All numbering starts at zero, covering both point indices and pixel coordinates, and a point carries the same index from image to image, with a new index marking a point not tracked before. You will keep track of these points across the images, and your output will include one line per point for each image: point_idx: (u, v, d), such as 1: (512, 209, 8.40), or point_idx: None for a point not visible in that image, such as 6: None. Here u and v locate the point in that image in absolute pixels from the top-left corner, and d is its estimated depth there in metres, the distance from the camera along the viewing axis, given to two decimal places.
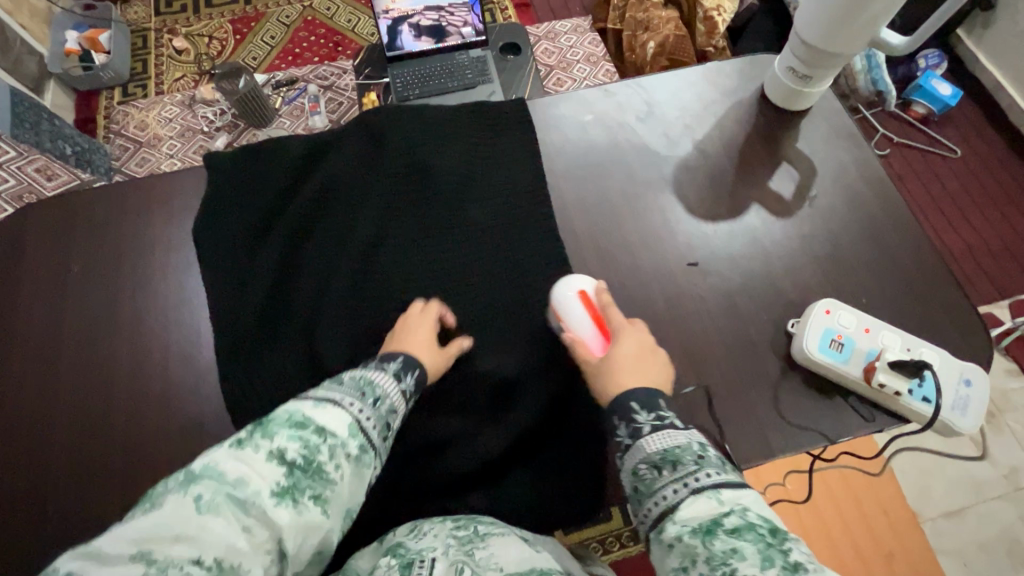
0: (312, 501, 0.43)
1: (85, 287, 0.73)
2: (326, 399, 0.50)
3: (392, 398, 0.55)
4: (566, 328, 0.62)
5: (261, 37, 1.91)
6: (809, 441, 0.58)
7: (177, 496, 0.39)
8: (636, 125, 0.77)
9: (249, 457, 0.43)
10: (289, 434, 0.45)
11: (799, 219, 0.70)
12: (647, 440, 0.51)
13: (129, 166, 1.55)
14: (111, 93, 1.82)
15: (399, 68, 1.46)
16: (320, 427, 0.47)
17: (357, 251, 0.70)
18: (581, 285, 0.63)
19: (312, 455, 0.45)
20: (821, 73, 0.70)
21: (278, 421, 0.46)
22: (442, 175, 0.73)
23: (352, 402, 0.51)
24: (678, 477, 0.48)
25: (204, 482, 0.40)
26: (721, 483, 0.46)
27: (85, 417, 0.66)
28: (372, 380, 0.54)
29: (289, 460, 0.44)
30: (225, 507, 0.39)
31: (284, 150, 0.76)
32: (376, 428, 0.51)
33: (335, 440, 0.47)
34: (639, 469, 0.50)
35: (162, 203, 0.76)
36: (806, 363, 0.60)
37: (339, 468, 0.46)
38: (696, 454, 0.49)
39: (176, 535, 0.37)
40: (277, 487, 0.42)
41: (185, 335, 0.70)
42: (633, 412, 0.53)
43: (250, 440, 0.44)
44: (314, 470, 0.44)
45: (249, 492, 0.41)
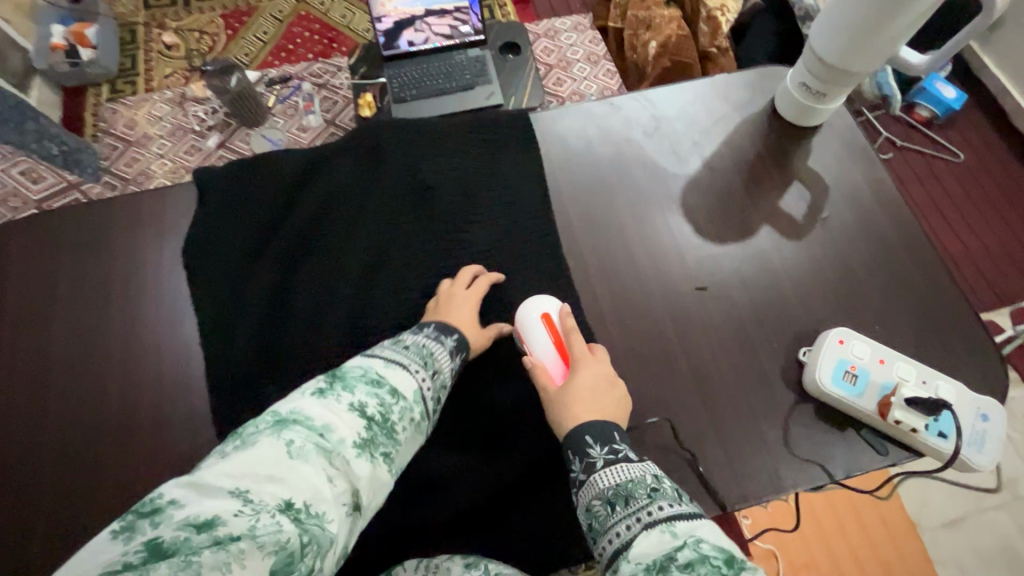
0: (383, 456, 0.45)
1: (67, 307, 0.69)
2: (396, 361, 0.52)
3: (449, 370, 0.56)
4: (528, 352, 0.61)
5: (254, 32, 1.86)
6: (821, 476, 0.57)
7: (270, 439, 0.40)
8: (643, 140, 0.74)
9: (331, 408, 0.45)
10: (366, 392, 0.47)
11: (811, 241, 0.68)
12: (599, 476, 0.49)
13: (118, 166, 1.47)
14: (98, 89, 1.76)
15: (395, 67, 1.42)
16: (394, 388, 0.49)
17: (355, 272, 0.67)
18: (546, 308, 0.62)
19: (386, 413, 0.47)
20: (836, 91, 0.67)
21: (353, 378, 0.48)
22: (443, 192, 0.70)
23: (418, 368, 0.53)
24: (632, 512, 0.45)
25: (293, 429, 0.42)
26: (674, 515, 0.44)
27: (66, 449, 0.62)
28: (434, 350, 0.56)
29: (367, 415, 0.46)
30: (313, 455, 0.40)
31: (278, 165, 0.73)
32: (436, 397, 0.53)
33: (404, 402, 0.49)
34: (593, 505, 0.48)
35: (150, 220, 0.72)
36: (819, 396, 0.59)
37: (405, 431, 0.48)
38: (649, 488, 0.46)
39: (269, 475, 0.38)
40: (357, 440, 0.43)
41: (175, 359, 0.66)
42: (587, 445, 0.51)
43: (331, 394, 0.46)
44: (386, 429, 0.46)
45: (333, 443, 0.42)
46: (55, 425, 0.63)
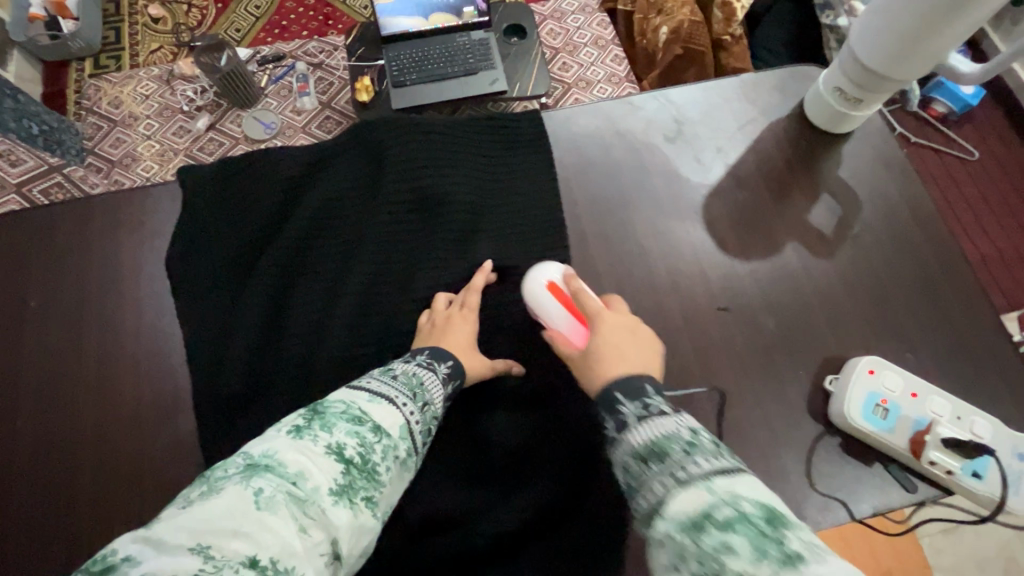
0: (365, 502, 0.40)
1: (48, 315, 0.65)
2: (381, 395, 0.48)
3: (439, 401, 0.52)
4: (545, 326, 0.58)
5: (246, 5, 1.77)
6: (844, 512, 0.54)
7: (239, 486, 0.36)
8: (663, 145, 0.69)
9: (308, 449, 0.40)
10: (347, 429, 0.43)
11: (839, 259, 0.64)
12: (634, 434, 0.43)
13: (103, 147, 1.40)
14: (82, 64, 1.68)
15: (393, 48, 1.35)
16: (376, 425, 0.45)
17: (355, 284, 0.63)
18: (549, 275, 0.58)
19: (368, 453, 0.42)
20: (873, 97, 0.62)
21: (334, 413, 0.44)
22: (450, 198, 0.65)
23: (405, 401, 0.48)
24: (666, 467, 0.39)
25: (265, 475, 0.37)
26: (714, 469, 0.37)
27: (49, 470, 0.59)
28: (424, 381, 0.51)
29: (347, 457, 0.41)
30: (285, 504, 0.36)
31: (270, 163, 0.68)
32: (424, 433, 0.49)
33: (388, 440, 0.45)
34: (627, 463, 0.41)
35: (136, 222, 0.68)
36: (847, 429, 0.56)
37: (389, 471, 0.43)
38: (685, 443, 0.40)
39: (234, 529, 0.33)
40: (334, 485, 0.39)
41: (159, 373, 0.63)
42: (617, 403, 0.46)
43: (309, 430, 0.42)
44: (368, 471, 0.42)
45: (309, 488, 0.38)
46: (37, 442, 0.60)
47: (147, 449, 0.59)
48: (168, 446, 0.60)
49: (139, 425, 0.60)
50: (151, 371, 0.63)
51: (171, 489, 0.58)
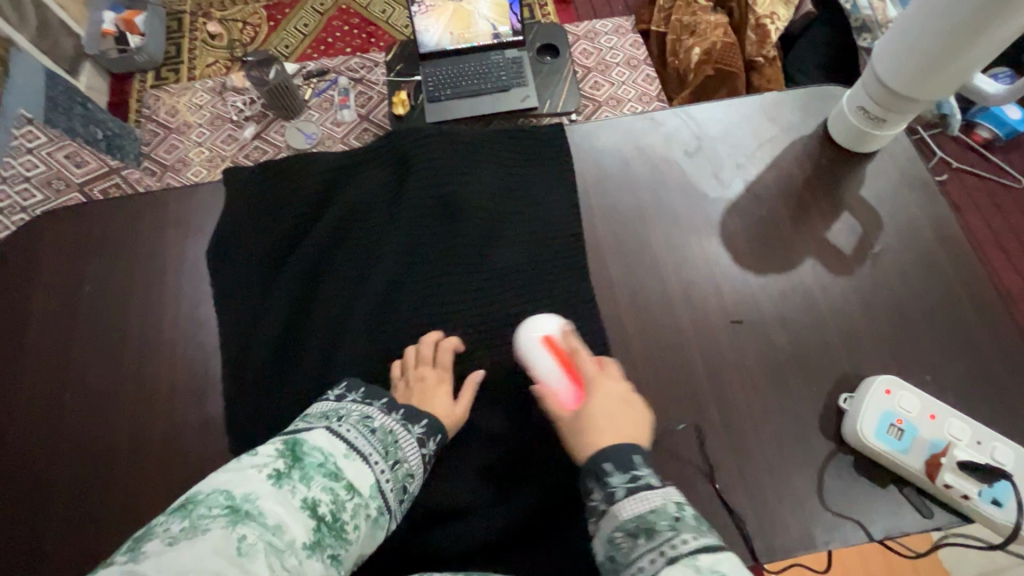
0: (333, 559, 0.41)
1: (99, 304, 0.70)
2: (356, 450, 0.48)
3: (412, 461, 0.52)
4: (537, 380, 0.58)
5: (295, 24, 1.88)
6: (856, 533, 0.53)
7: (223, 530, 0.37)
8: (683, 160, 0.71)
9: (286, 500, 0.41)
10: (323, 485, 0.43)
11: (859, 278, 0.63)
12: (620, 506, 0.46)
13: (157, 152, 1.51)
14: (145, 76, 1.82)
15: (430, 65, 1.41)
16: (350, 483, 0.45)
17: (376, 287, 0.66)
18: (546, 329, 0.59)
19: (339, 511, 0.43)
20: (897, 118, 0.62)
21: (312, 464, 0.44)
22: (469, 210, 0.68)
23: (377, 459, 0.49)
24: (654, 544, 0.42)
25: (248, 521, 0.38)
26: (697, 547, 0.41)
27: (90, 442, 0.64)
28: (398, 439, 0.52)
29: (320, 513, 0.42)
30: (264, 553, 0.37)
31: (307, 169, 0.72)
32: (394, 491, 0.49)
33: (359, 498, 0.45)
34: (615, 537, 0.45)
35: (182, 219, 0.73)
36: (860, 448, 0.55)
37: (358, 529, 0.44)
38: (672, 518, 0.44)
39: (214, 573, 0.34)
40: (309, 539, 0.40)
41: (192, 357, 0.67)
42: (606, 473, 0.48)
43: (287, 480, 0.42)
44: (339, 528, 0.42)
45: (285, 540, 0.38)
46: (82, 419, 0.65)
47: (178, 428, 0.63)
48: (196, 426, 0.63)
49: (174, 409, 0.64)
50: (187, 360, 0.67)
51: (196, 467, 0.61)
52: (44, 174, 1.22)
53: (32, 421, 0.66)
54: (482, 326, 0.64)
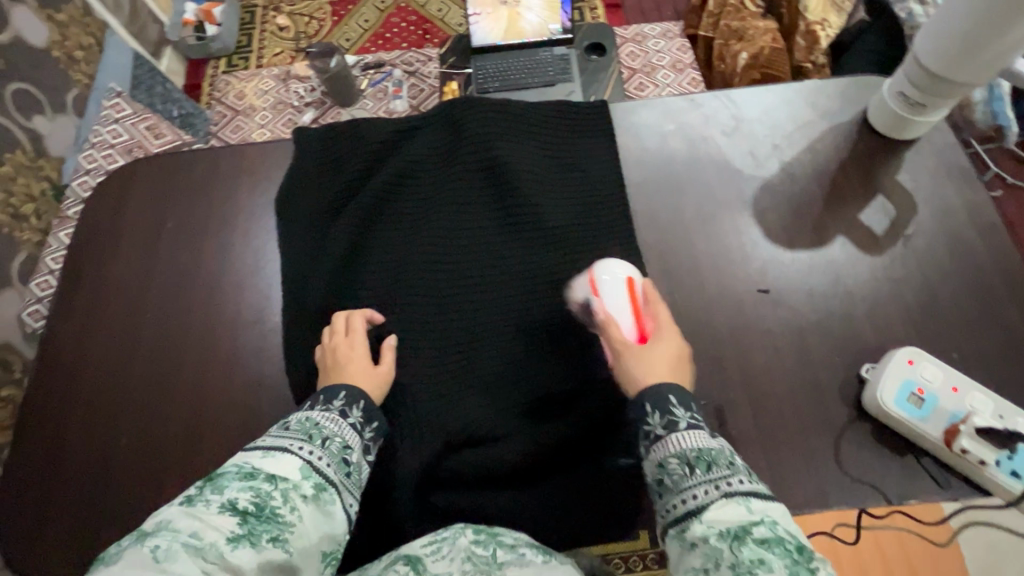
0: (272, 542, 0.41)
1: (175, 241, 0.76)
2: (274, 447, 0.48)
3: (343, 434, 0.53)
4: (606, 306, 0.59)
5: (357, 20, 2.00)
6: (869, 497, 0.54)
7: (131, 552, 0.37)
8: (720, 139, 0.73)
9: (200, 509, 0.41)
10: (241, 484, 0.43)
11: (891, 259, 0.65)
12: (680, 437, 0.49)
13: (224, 132, 1.65)
14: (218, 63, 1.97)
15: (481, 60, 1.49)
16: (271, 475, 0.45)
17: (423, 238, 0.71)
18: (630, 272, 0.61)
19: (265, 501, 0.43)
20: (936, 102, 0.64)
21: (225, 473, 0.44)
22: (515, 171, 0.72)
23: (301, 445, 0.49)
24: (712, 478, 0.46)
25: (158, 535, 0.38)
26: (751, 491, 0.44)
27: (160, 363, 0.69)
28: (318, 422, 0.52)
29: (241, 509, 0.42)
30: (183, 556, 0.37)
31: (367, 133, 0.78)
32: (333, 466, 0.50)
33: (287, 484, 0.45)
34: (669, 462, 0.48)
35: (251, 171, 0.79)
36: (880, 415, 0.56)
37: (295, 510, 0.44)
38: (730, 460, 0.47)
39: None
40: (233, 533, 0.40)
41: (257, 293, 0.72)
42: (671, 405, 0.51)
43: (198, 495, 0.42)
44: (269, 514, 0.43)
45: (206, 541, 0.39)
46: (153, 339, 0.71)
47: (238, 352, 0.69)
48: (257, 354, 0.69)
49: (235, 337, 0.70)
50: (249, 296, 0.72)
51: (255, 390, 0.67)
52: (126, 143, 1.32)
53: (109, 337, 0.72)
54: (519, 280, 0.68)
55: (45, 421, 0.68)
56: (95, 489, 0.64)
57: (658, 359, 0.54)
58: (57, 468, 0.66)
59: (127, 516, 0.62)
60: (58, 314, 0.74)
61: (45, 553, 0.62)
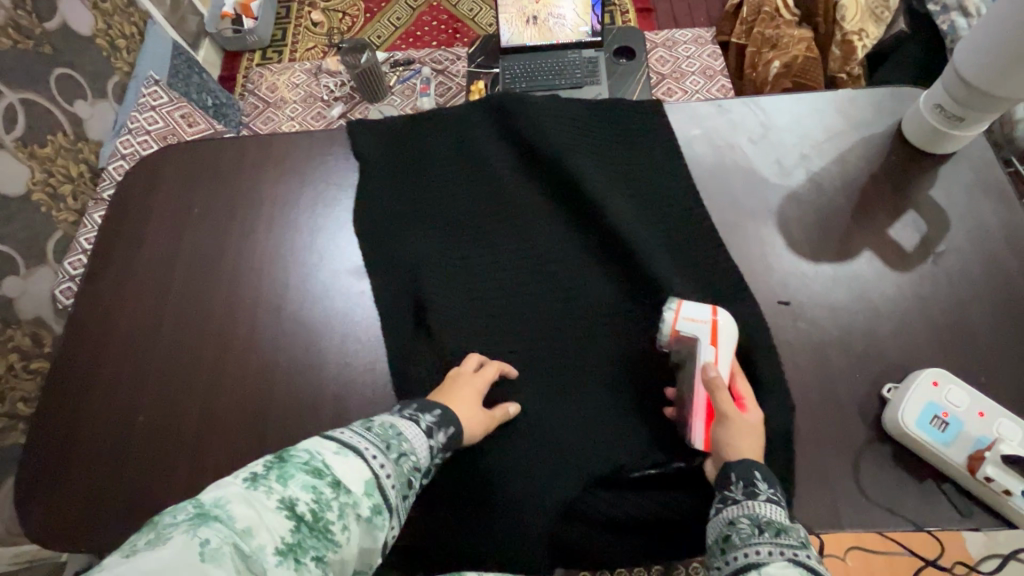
0: (314, 563, 0.37)
1: (202, 225, 0.78)
2: (350, 446, 0.45)
3: (420, 454, 0.50)
4: (714, 353, 0.57)
5: (389, 17, 2.02)
6: (885, 521, 0.53)
7: (183, 537, 0.34)
8: (747, 147, 0.72)
9: (259, 501, 0.38)
10: (305, 482, 0.40)
11: (920, 277, 0.62)
12: (757, 504, 0.48)
13: (255, 123, 1.68)
14: (252, 55, 2.02)
15: (509, 60, 1.50)
16: (337, 480, 0.42)
17: (472, 237, 0.71)
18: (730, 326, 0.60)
19: (323, 510, 0.39)
20: (977, 116, 0.62)
21: (295, 462, 0.41)
22: (580, 175, 0.70)
23: (375, 453, 0.46)
24: (779, 543, 0.45)
25: (211, 526, 0.35)
26: (817, 569, 0.43)
27: (181, 343, 0.71)
28: (403, 432, 0.50)
29: (299, 513, 0.38)
30: (229, 560, 0.34)
31: (392, 126, 0.78)
32: (398, 487, 0.46)
33: (350, 496, 0.41)
34: (739, 520, 0.48)
35: (279, 160, 0.80)
36: (900, 437, 0.54)
37: (347, 530, 0.40)
38: (802, 537, 0.46)
39: None
40: (281, 544, 0.36)
41: (281, 281, 0.73)
42: (755, 478, 0.50)
43: (263, 480, 0.39)
44: (322, 528, 0.39)
45: (253, 545, 0.35)
46: (175, 321, 0.72)
47: (254, 339, 0.70)
48: (275, 342, 0.69)
49: (252, 324, 0.71)
50: (268, 283, 0.73)
51: (268, 377, 0.67)
52: (161, 130, 1.36)
53: (134, 316, 0.74)
54: (554, 282, 0.67)
55: (70, 394, 0.71)
56: (110, 464, 0.66)
57: (751, 432, 0.53)
58: (77, 440, 0.68)
59: (139, 491, 0.64)
60: (89, 291, 0.76)
61: (61, 523, 0.64)
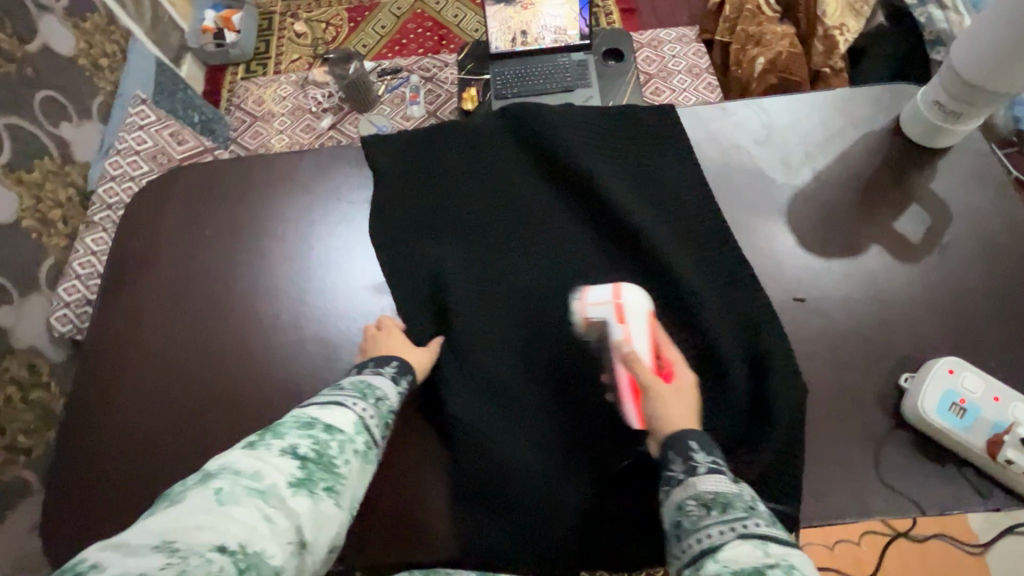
0: (325, 491, 0.45)
1: (214, 247, 0.77)
2: (331, 402, 0.53)
3: (393, 398, 0.58)
4: (628, 331, 0.60)
5: (373, 26, 2.02)
6: (909, 507, 0.55)
7: (199, 490, 0.40)
8: (752, 147, 0.74)
9: (263, 454, 0.45)
10: (300, 433, 0.48)
11: (926, 267, 0.65)
12: (700, 480, 0.49)
13: (244, 138, 1.66)
14: (236, 69, 2.00)
15: (501, 66, 1.50)
16: (328, 426, 0.50)
17: (486, 246, 0.71)
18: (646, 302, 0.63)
19: (322, 450, 0.48)
20: (975, 110, 0.64)
21: (286, 424, 0.49)
22: (594, 182, 0.71)
23: (355, 402, 0.55)
24: (728, 519, 0.46)
25: (222, 477, 0.42)
26: (770, 535, 0.44)
27: (201, 367, 0.70)
28: (372, 384, 0.58)
29: (301, 455, 0.46)
30: (246, 498, 0.40)
31: (399, 140, 0.78)
32: (379, 426, 0.55)
33: (342, 436, 0.50)
34: (686, 504, 0.48)
35: (288, 179, 0.80)
36: (921, 425, 0.56)
37: (346, 462, 0.49)
38: (747, 504, 0.47)
39: (198, 525, 0.37)
40: (292, 479, 0.44)
41: (298, 298, 0.73)
42: (690, 450, 0.51)
43: (262, 441, 0.46)
44: (325, 463, 0.47)
45: (267, 483, 0.42)
46: (192, 346, 0.72)
47: (275, 360, 0.69)
48: (297, 362, 0.69)
49: (272, 345, 0.70)
50: (285, 303, 0.73)
51: (294, 397, 0.67)
52: (150, 149, 1.34)
53: (148, 343, 0.73)
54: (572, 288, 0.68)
55: (89, 426, 0.69)
56: (134, 496, 0.65)
57: (678, 400, 0.56)
58: (100, 473, 0.67)
59: None
60: (101, 320, 0.75)
61: None
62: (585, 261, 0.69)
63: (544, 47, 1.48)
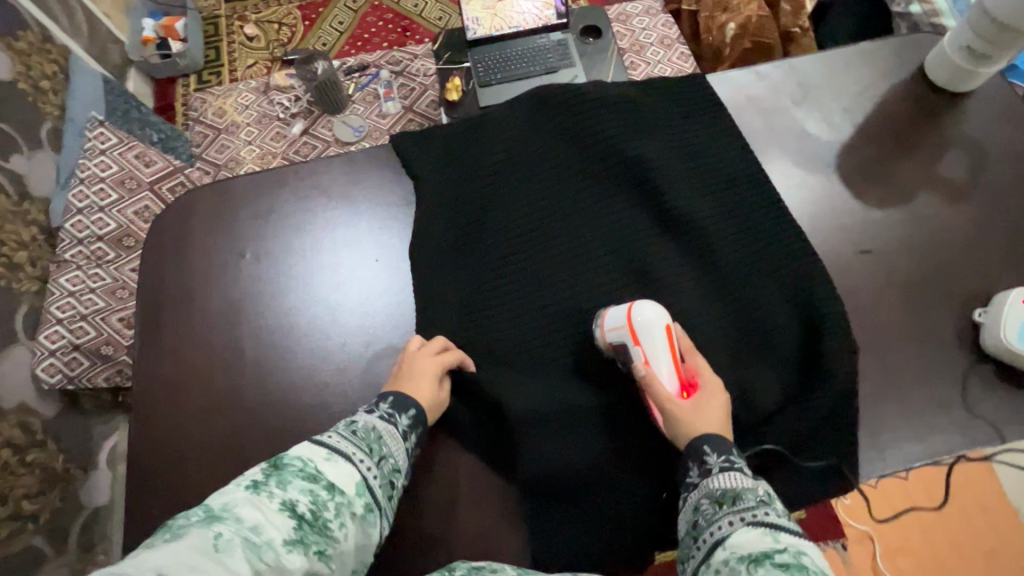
0: (318, 556, 0.41)
1: (256, 270, 0.71)
2: (339, 452, 0.49)
3: (400, 455, 0.54)
4: (642, 355, 0.57)
5: (330, 22, 1.92)
6: (1000, 431, 0.58)
7: (200, 530, 0.36)
8: (792, 108, 0.74)
9: (264, 504, 0.41)
10: (302, 486, 0.44)
11: (975, 205, 0.68)
12: (712, 479, 0.50)
13: (208, 153, 1.53)
14: (187, 80, 1.85)
15: (477, 52, 1.45)
16: (331, 483, 0.46)
17: (546, 233, 0.68)
18: (665, 318, 0.58)
19: (320, 510, 0.43)
20: (1004, 51, 0.66)
21: (292, 470, 0.45)
22: (656, 158, 0.69)
23: (362, 457, 0.50)
24: (737, 510, 0.47)
25: (225, 521, 0.38)
26: (779, 523, 0.45)
27: (270, 401, 0.65)
28: (382, 435, 0.54)
29: (299, 513, 0.42)
30: (242, 548, 0.36)
31: (434, 134, 0.74)
32: (381, 487, 0.50)
33: (342, 497, 0.46)
34: (701, 503, 0.50)
35: (324, 188, 0.74)
36: (1003, 354, 0.59)
37: (343, 527, 0.44)
38: (759, 495, 0.47)
39: (194, 566, 0.33)
40: (289, 536, 0.40)
41: (365, 314, 0.69)
42: (703, 454, 0.52)
43: (266, 485, 0.42)
44: (321, 525, 0.43)
45: (264, 538, 0.38)
46: (255, 380, 0.66)
47: (351, 381, 0.65)
48: (375, 382, 0.65)
49: (345, 368, 0.66)
50: (350, 321, 0.68)
51: None
52: (116, 175, 1.13)
53: (203, 381, 0.66)
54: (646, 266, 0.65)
55: (155, 483, 0.63)
56: None
57: (700, 420, 0.54)
58: None
59: None
60: (143, 365, 0.68)
61: None
62: (655, 236, 0.67)
63: (521, 29, 1.44)
